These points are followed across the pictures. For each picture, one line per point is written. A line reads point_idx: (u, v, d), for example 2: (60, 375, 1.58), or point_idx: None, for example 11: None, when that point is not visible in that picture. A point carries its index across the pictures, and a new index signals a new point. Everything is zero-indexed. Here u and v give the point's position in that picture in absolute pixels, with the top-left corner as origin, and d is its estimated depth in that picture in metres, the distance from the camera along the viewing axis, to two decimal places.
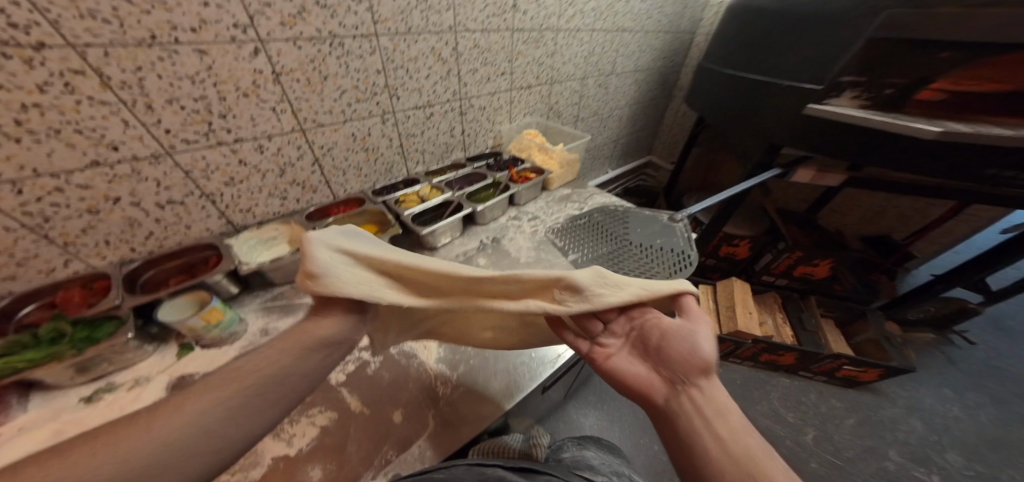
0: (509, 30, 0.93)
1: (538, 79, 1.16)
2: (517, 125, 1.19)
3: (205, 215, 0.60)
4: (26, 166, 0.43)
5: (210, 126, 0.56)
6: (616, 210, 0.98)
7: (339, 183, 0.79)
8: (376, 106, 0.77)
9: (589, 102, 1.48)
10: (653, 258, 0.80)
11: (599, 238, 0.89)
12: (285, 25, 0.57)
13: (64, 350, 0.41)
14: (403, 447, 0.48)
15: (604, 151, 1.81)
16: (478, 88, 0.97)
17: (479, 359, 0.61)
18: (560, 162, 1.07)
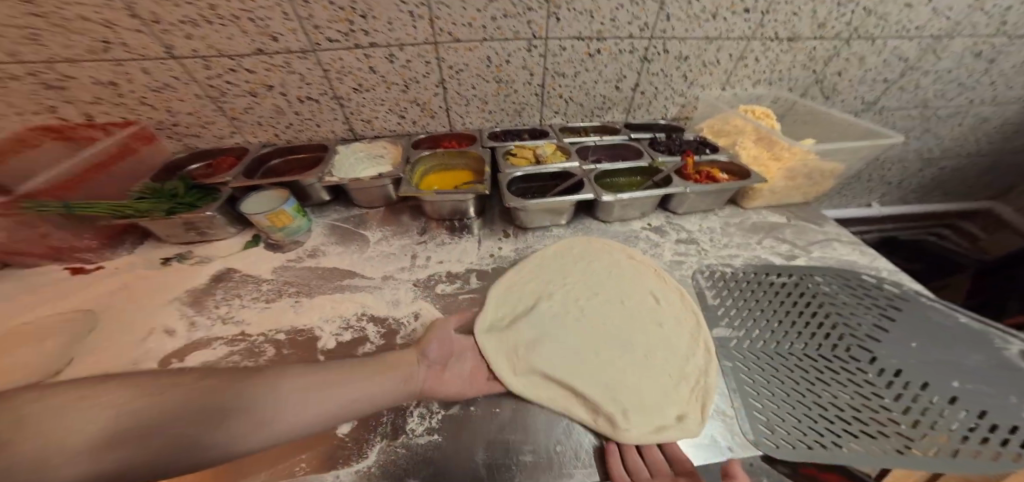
0: None
1: (824, 26, 0.64)
2: (736, 98, 0.74)
3: (333, 118, 0.64)
4: (212, 45, 0.50)
5: (353, 25, 0.54)
6: (867, 286, 0.50)
7: (460, 113, 0.70)
8: (526, 26, 0.59)
9: (923, 84, 0.77)
10: (921, 414, 0.36)
11: (791, 314, 0.46)
12: None
13: (166, 207, 0.50)
14: (318, 466, 0.36)
15: (894, 171, 1.00)
16: (694, 20, 0.60)
17: (484, 408, 0.41)
18: (787, 170, 0.61)
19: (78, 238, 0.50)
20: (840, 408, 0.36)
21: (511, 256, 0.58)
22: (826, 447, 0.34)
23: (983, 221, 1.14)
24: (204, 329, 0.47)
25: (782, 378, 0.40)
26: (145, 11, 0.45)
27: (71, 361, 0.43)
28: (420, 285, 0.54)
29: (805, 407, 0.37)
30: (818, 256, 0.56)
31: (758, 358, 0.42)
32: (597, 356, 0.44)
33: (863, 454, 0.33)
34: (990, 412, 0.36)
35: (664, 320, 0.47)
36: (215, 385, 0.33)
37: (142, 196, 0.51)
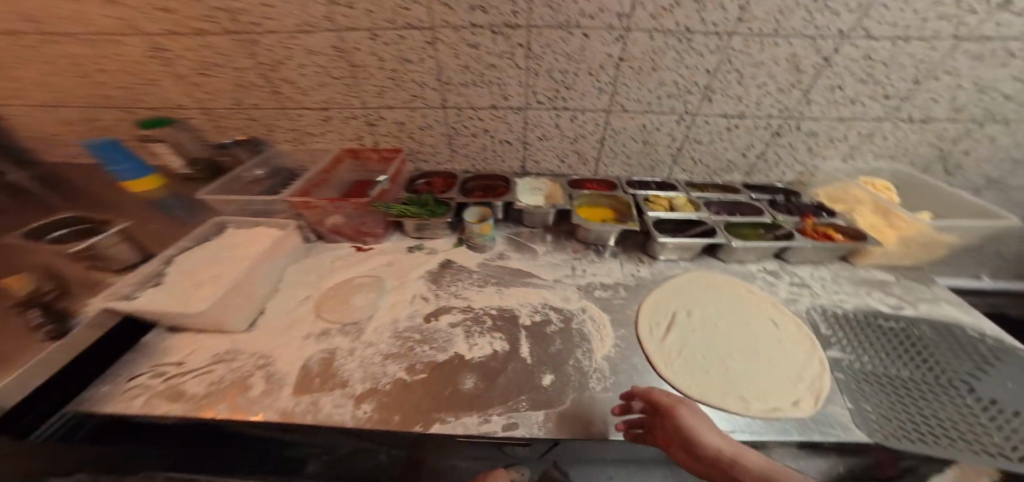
0: (954, 40, 0.61)
1: (957, 117, 0.71)
2: (853, 170, 0.83)
3: (514, 157, 0.89)
4: (469, 101, 0.77)
5: (557, 94, 0.76)
6: (972, 340, 0.61)
7: (607, 163, 0.89)
8: (681, 105, 0.76)
9: None
10: (1009, 437, 0.49)
11: (897, 351, 0.60)
12: (654, 16, 0.64)
13: (424, 210, 0.79)
14: (535, 406, 0.55)
15: (1012, 249, 1.02)
16: (825, 109, 0.73)
17: (639, 382, 0.59)
18: (902, 240, 0.71)
19: (373, 225, 0.79)
20: (938, 422, 0.51)
21: (648, 278, 0.75)
22: (929, 445, 0.48)
23: None
24: (442, 297, 0.71)
25: (901, 399, 0.53)
26: (445, 76, 0.73)
27: (370, 315, 0.68)
28: (582, 290, 0.73)
29: (909, 416, 0.51)
30: (930, 309, 0.66)
31: (867, 376, 0.57)
32: (727, 357, 0.62)
33: (960, 454, 0.47)
34: None
35: (784, 339, 0.63)
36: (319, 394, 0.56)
37: (410, 202, 0.80)
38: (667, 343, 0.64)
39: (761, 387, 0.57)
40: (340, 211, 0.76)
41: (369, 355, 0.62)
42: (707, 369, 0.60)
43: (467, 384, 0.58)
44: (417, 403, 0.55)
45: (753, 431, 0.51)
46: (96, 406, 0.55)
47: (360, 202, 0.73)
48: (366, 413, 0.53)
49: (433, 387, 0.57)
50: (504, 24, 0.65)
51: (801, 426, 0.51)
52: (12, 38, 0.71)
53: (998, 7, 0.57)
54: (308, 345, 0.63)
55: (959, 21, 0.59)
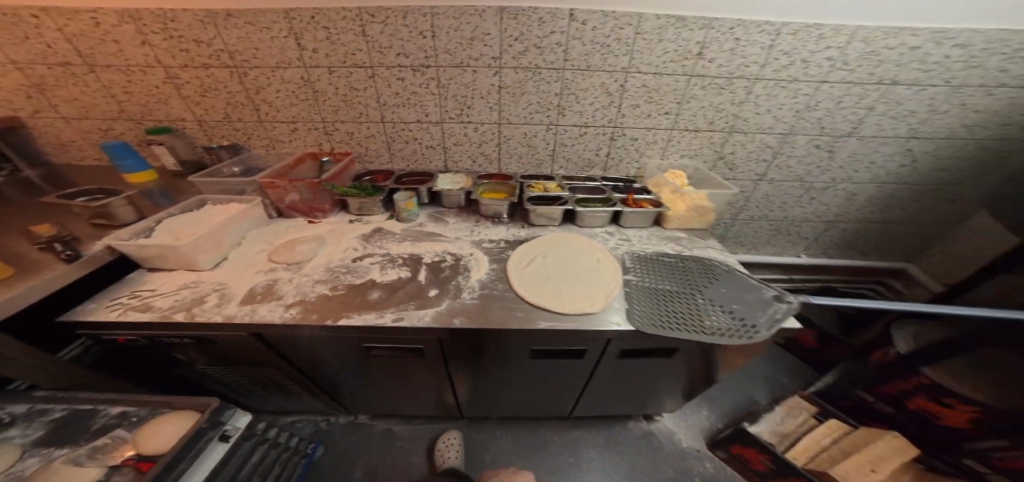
0: (687, 75, 1.03)
1: (711, 125, 1.12)
2: (669, 164, 1.23)
3: (437, 159, 1.21)
4: (398, 117, 1.10)
5: (461, 112, 1.10)
6: (714, 267, 0.98)
7: (506, 162, 1.23)
8: (546, 118, 1.13)
9: (790, 166, 1.19)
10: (707, 318, 0.84)
11: (666, 276, 0.96)
12: (515, 58, 1.01)
13: (362, 192, 1.04)
14: (420, 307, 0.79)
15: (803, 225, 1.40)
16: (636, 121, 1.13)
17: (500, 295, 0.86)
18: (688, 205, 1.08)
19: (322, 202, 1.04)
20: (670, 315, 0.85)
21: (526, 235, 1.07)
22: (657, 328, 0.82)
23: (906, 282, 1.53)
24: (371, 246, 0.96)
25: (657, 305, 0.88)
26: (380, 99, 1.06)
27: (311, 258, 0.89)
28: (475, 243, 1.01)
29: (655, 313, 0.85)
30: (696, 252, 1.04)
31: (641, 290, 0.92)
32: (560, 279, 0.92)
33: (672, 332, 0.81)
34: (743, 318, 0.83)
35: (603, 270, 0.96)
36: (258, 304, 0.75)
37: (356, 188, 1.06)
38: (524, 267, 0.94)
39: (575, 297, 0.88)
40: (296, 190, 1.01)
41: (304, 281, 0.82)
42: (545, 286, 0.90)
43: (374, 294, 0.80)
44: (336, 303, 0.77)
45: (561, 318, 0.82)
46: (83, 315, 0.72)
47: (312, 182, 1.00)
48: (292, 313, 0.73)
49: (348, 297, 0.79)
50: (416, 62, 0.99)
51: (589, 320, 0.83)
52: (63, 68, 0.99)
53: (698, 56, 0.99)
54: (257, 277, 0.83)
55: (682, 64, 1.01)
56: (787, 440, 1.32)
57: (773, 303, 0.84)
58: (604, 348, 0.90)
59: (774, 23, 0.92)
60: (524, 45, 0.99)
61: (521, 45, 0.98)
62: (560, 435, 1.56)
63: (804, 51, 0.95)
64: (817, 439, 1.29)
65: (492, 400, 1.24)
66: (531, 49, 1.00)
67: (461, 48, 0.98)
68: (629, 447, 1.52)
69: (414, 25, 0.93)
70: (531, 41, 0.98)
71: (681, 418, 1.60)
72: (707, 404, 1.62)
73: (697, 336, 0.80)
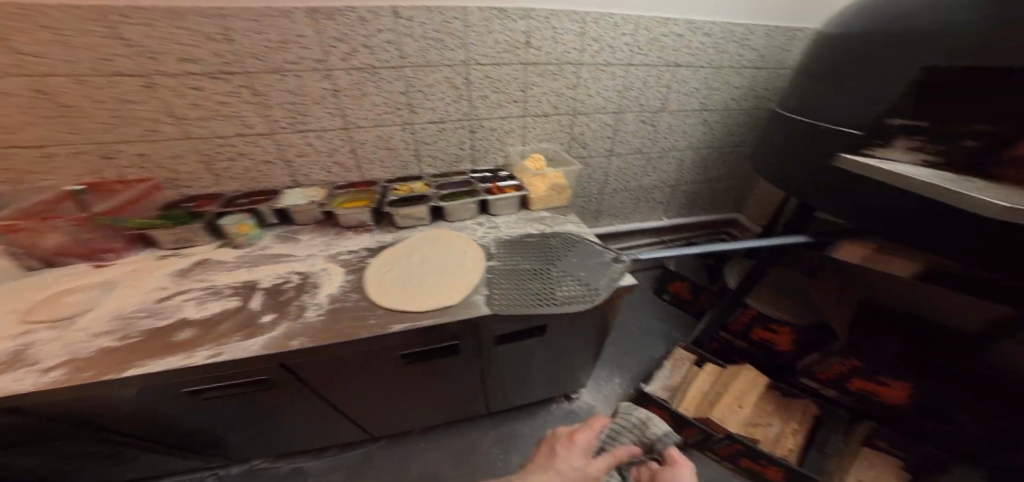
0: (522, 64, 1.19)
1: (557, 109, 1.36)
2: (531, 148, 1.42)
3: (281, 173, 1.10)
4: (211, 130, 0.97)
5: (295, 119, 1.02)
6: (569, 237, 1.14)
7: (367, 169, 1.18)
8: (398, 117, 1.12)
9: (627, 137, 1.54)
10: (562, 287, 0.96)
11: (526, 255, 1.06)
12: (342, 58, 0.97)
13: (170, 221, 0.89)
14: (247, 336, 0.71)
15: (656, 195, 1.79)
16: (490, 111, 1.25)
17: (354, 304, 0.82)
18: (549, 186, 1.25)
19: (105, 239, 0.87)
20: (530, 292, 0.94)
21: (391, 239, 1.05)
22: (519, 308, 0.89)
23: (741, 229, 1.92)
24: (187, 280, 0.82)
25: (519, 286, 0.96)
26: (180, 113, 0.92)
27: (92, 308, 0.73)
28: (329, 257, 0.93)
29: (516, 292, 0.94)
30: (557, 229, 1.18)
31: (504, 271, 1.00)
32: (418, 279, 0.93)
33: (530, 307, 0.89)
34: (590, 283, 0.97)
35: (465, 264, 1.00)
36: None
37: (164, 218, 0.91)
38: (379, 271, 0.93)
39: (437, 293, 0.89)
40: (60, 230, 0.82)
41: (78, 335, 0.67)
42: (400, 287, 0.89)
43: (185, 333, 0.69)
44: (121, 355, 0.64)
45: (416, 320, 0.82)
46: None
47: (78, 217, 0.82)
48: (52, 377, 0.60)
49: (145, 343, 0.67)
50: (213, 66, 0.88)
51: (444, 315, 0.84)
52: None
53: (526, 46, 1.15)
54: (3, 343, 0.66)
55: (515, 54, 1.15)
56: (678, 391, 1.42)
57: (611, 264, 1.01)
58: (476, 338, 0.94)
59: (578, 14, 1.15)
60: (349, 45, 0.95)
61: (345, 45, 0.95)
62: (486, 433, 1.56)
63: (605, 40, 1.24)
64: (700, 387, 1.40)
65: (400, 413, 1.19)
66: (360, 49, 0.97)
67: (272, 51, 0.90)
68: (553, 429, 1.57)
69: (198, 29, 0.83)
70: (358, 40, 0.95)
71: (597, 391, 1.70)
72: (620, 374, 1.75)
73: (550, 307, 0.90)
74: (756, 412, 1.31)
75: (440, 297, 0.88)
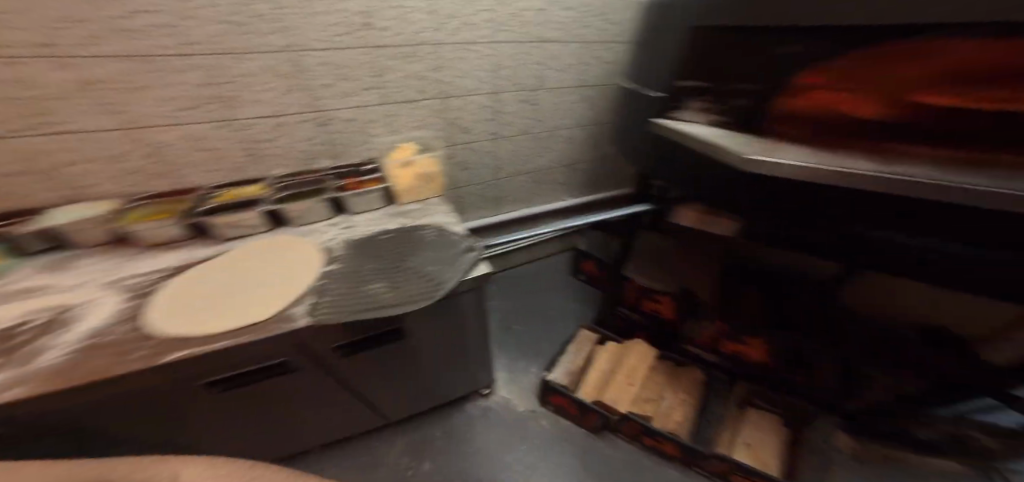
0: (369, 46, 1.02)
1: (425, 93, 1.22)
2: (403, 137, 1.27)
3: (52, 186, 0.91)
4: None
5: (44, 121, 0.81)
6: (425, 227, 1.06)
7: (181, 174, 1.01)
8: (204, 113, 0.93)
9: (509, 118, 1.49)
10: (405, 286, 0.85)
11: (371, 255, 0.93)
12: (87, 43, 0.74)
13: None
14: None
15: (554, 175, 1.80)
16: (339, 101, 1.07)
17: (117, 337, 0.69)
18: (415, 176, 1.14)
19: None
20: (361, 296, 0.81)
21: (207, 254, 0.91)
22: (344, 316, 0.76)
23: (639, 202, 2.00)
24: None
25: (356, 282, 0.84)
26: None
27: None
28: (109, 283, 0.81)
29: (344, 298, 0.80)
30: (421, 223, 1.07)
31: (337, 275, 0.86)
32: (215, 296, 0.79)
33: (359, 313, 0.77)
34: (437, 278, 0.87)
35: (288, 274, 0.86)
36: None
37: None
38: (167, 294, 0.79)
39: (235, 310, 0.77)
40: None
41: None
42: (186, 310, 0.75)
43: None
44: None
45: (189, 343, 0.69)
46: None
47: None
48: None
49: None
50: None
51: (229, 338, 0.71)
52: None
53: (369, 25, 0.99)
54: None
55: (354, 36, 0.98)
56: (579, 376, 1.39)
57: (464, 253, 0.94)
58: (303, 356, 0.83)
59: None
60: (93, 27, 0.73)
61: (84, 26, 0.72)
62: (391, 437, 1.50)
63: (463, 16, 1.12)
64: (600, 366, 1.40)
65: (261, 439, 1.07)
66: (113, 32, 0.75)
67: None
68: (465, 427, 1.52)
69: None
70: (105, 22, 0.73)
71: (512, 382, 1.66)
72: (535, 362, 1.72)
73: (385, 311, 0.79)
74: (652, 387, 1.32)
75: (234, 317, 0.75)
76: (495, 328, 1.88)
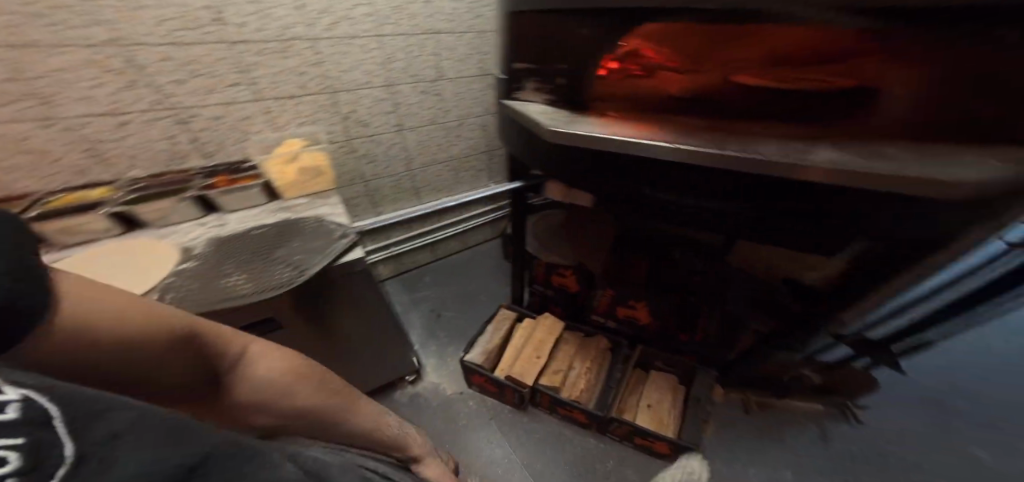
0: (224, 42, 0.95)
1: (306, 89, 1.15)
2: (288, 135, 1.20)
3: None
4: None
5: None
6: (303, 219, 0.99)
7: (9, 179, 0.93)
8: (22, 112, 0.85)
9: (412, 109, 1.44)
10: (266, 273, 0.81)
11: (234, 250, 0.87)
12: None
13: None
14: None
15: (472, 161, 1.80)
16: (197, 99, 1.00)
17: None
18: (297, 172, 1.08)
19: None
20: (213, 290, 0.78)
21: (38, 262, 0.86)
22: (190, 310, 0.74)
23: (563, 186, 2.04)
24: None
25: (213, 277, 0.81)
26: None
27: None
28: None
29: (189, 294, 0.77)
30: (304, 215, 1.01)
31: (191, 273, 0.81)
32: None
33: (200, 305, 0.75)
34: (302, 264, 0.82)
35: (135, 275, 0.81)
36: None
37: None
38: None
39: None
40: None
41: None
42: None
43: None
44: None
45: None
46: None
47: None
48: None
49: None
50: None
51: None
52: None
53: (219, 21, 0.92)
54: None
55: (201, 31, 0.91)
56: (493, 354, 1.37)
57: (336, 240, 0.89)
58: None
59: None
60: None
61: None
62: None
63: (336, 10, 1.06)
64: (516, 343, 1.40)
65: None
66: None
67: None
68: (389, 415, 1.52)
69: None
70: None
71: (440, 368, 1.65)
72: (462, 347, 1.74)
73: (233, 303, 0.76)
74: (562, 358, 1.34)
75: None
76: (422, 317, 1.85)
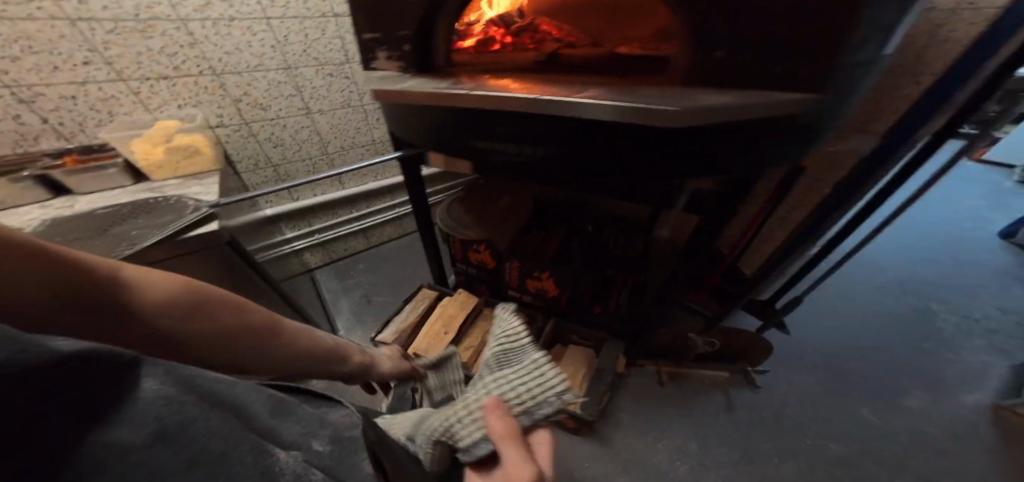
0: (66, 18, 0.87)
1: (181, 70, 1.06)
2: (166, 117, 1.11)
3: None
4: None
5: None
6: (160, 199, 0.88)
7: None
8: None
9: (321, 94, 1.34)
10: (92, 246, 0.72)
11: (67, 226, 0.79)
12: None
13: None
14: None
15: None
16: (41, 77, 0.91)
17: None
18: (164, 152, 0.98)
19: None
20: None
21: None
22: None
23: None
24: None
25: None
26: None
27: None
28: None
29: None
30: (168, 194, 0.92)
31: None
32: None
33: None
34: (131, 240, 0.73)
35: None
36: None
37: None
38: None
39: None
40: None
41: None
42: None
43: None
44: None
45: None
46: None
47: None
48: None
49: None
50: None
51: None
52: None
53: None
54: None
55: (36, 6, 0.84)
56: (405, 332, 1.30)
57: (188, 212, 0.80)
58: None
59: None
60: None
61: None
62: None
63: None
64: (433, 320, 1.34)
65: None
66: None
67: None
68: None
69: None
70: None
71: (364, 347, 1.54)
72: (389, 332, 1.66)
73: None
74: (474, 334, 1.29)
75: None
76: (353, 303, 1.70)
